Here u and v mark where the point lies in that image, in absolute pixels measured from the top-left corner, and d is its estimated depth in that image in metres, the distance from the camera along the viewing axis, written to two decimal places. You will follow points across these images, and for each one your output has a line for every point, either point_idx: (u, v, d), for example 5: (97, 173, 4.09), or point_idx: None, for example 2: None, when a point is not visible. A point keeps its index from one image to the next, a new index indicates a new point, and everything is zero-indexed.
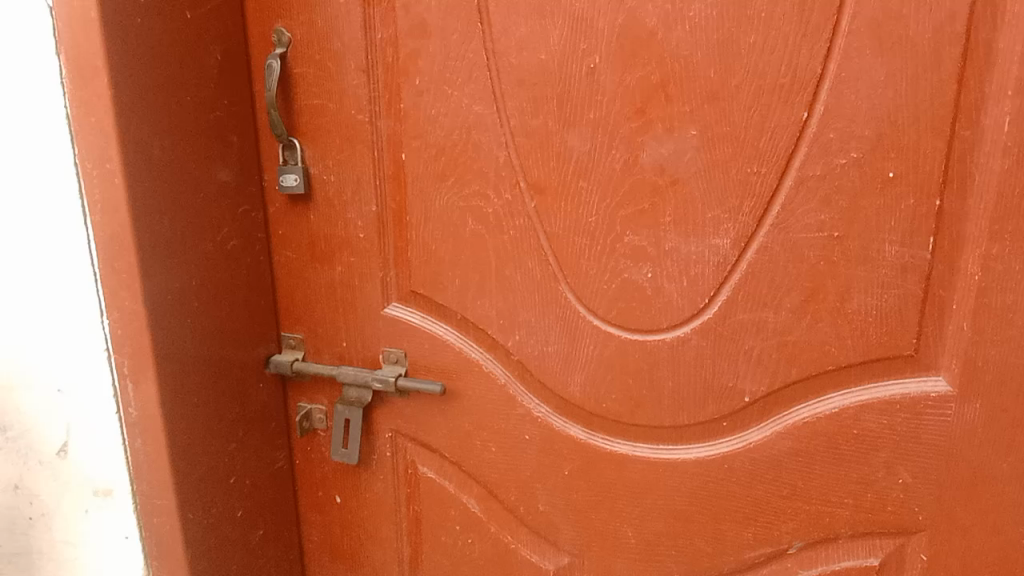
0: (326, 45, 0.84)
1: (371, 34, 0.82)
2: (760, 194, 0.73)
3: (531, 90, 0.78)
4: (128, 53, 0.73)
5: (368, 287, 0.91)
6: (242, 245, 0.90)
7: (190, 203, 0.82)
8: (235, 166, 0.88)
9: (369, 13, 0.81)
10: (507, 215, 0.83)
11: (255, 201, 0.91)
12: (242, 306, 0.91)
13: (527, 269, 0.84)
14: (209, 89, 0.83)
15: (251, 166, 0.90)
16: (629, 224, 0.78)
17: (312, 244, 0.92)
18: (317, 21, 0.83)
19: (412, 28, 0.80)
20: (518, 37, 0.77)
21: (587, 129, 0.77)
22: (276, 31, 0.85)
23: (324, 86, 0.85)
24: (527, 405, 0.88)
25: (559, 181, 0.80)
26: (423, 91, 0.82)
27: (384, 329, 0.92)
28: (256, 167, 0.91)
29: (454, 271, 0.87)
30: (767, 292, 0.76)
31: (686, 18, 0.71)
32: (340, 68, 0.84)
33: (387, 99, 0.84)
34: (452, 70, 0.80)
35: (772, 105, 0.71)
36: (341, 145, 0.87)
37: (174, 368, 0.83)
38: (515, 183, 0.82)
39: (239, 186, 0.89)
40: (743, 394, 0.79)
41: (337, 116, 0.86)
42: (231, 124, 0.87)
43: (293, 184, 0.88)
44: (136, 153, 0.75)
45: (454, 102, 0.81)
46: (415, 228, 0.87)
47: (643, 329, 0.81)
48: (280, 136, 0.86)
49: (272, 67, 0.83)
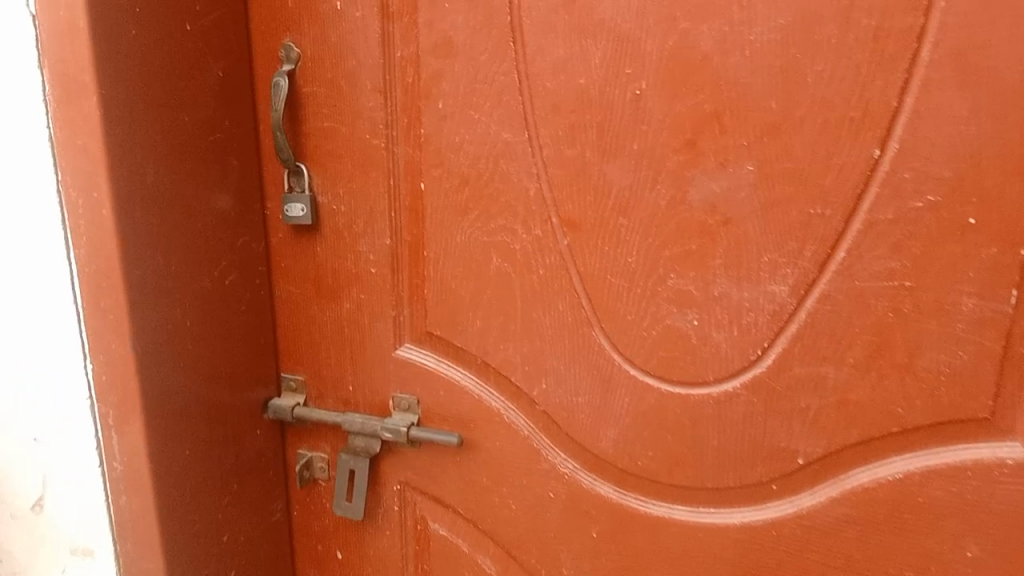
0: (339, 63, 0.76)
1: (390, 53, 0.75)
2: (823, 237, 0.66)
3: (567, 117, 0.71)
4: (120, 67, 0.65)
5: (379, 327, 0.83)
6: (242, 279, 0.82)
7: (186, 233, 0.74)
8: (237, 192, 0.80)
9: (388, 29, 0.74)
10: (537, 252, 0.75)
11: (258, 230, 0.83)
12: (240, 345, 0.83)
13: (557, 312, 0.76)
14: (209, 108, 0.75)
15: (254, 192, 0.82)
16: (674, 267, 0.71)
17: (318, 279, 0.84)
18: (330, 36, 0.76)
19: (435, 46, 0.73)
20: (555, 59, 0.69)
21: (629, 161, 0.70)
22: (284, 46, 0.77)
23: (336, 108, 0.78)
24: (552, 460, 0.80)
25: (595, 217, 0.72)
26: (447, 115, 0.74)
27: (396, 373, 0.84)
28: (259, 193, 0.83)
29: (474, 312, 0.79)
30: (828, 345, 0.69)
31: (745, 42, 0.64)
32: (355, 88, 0.76)
33: (406, 124, 0.76)
34: (479, 93, 0.73)
35: (840, 140, 0.64)
36: (354, 172, 0.79)
37: (164, 417, 0.74)
38: (546, 219, 0.74)
39: (240, 214, 0.81)
40: (796, 455, 0.72)
41: (350, 141, 0.78)
42: (233, 147, 0.79)
43: (300, 215, 0.81)
44: (127, 179, 0.67)
45: (481, 129, 0.74)
46: (433, 265, 0.79)
47: (686, 382, 0.73)
48: (287, 163, 0.78)
49: (280, 86, 0.76)
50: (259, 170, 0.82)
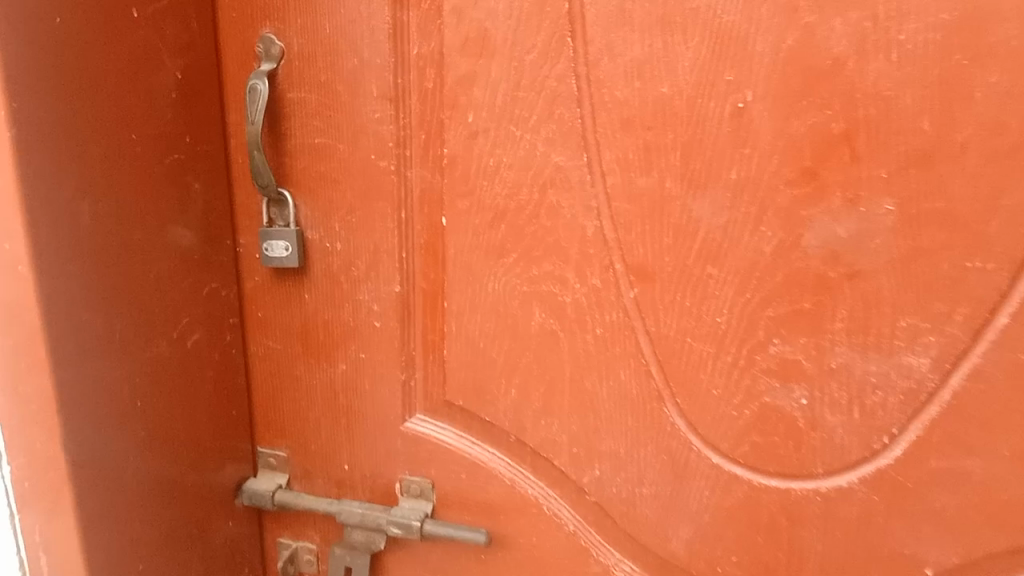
0: (336, 61, 0.59)
1: (402, 50, 0.57)
2: (981, 298, 0.51)
3: (641, 135, 0.54)
4: (42, 70, 0.46)
5: (383, 394, 0.66)
6: (209, 337, 0.64)
7: (138, 288, 0.56)
8: (201, 229, 0.62)
9: (402, 19, 0.57)
10: (593, 307, 0.58)
11: (228, 275, 0.65)
12: (206, 419, 0.66)
13: (617, 383, 0.59)
14: (165, 122, 0.57)
15: (223, 228, 0.64)
16: (777, 331, 0.54)
17: (306, 333, 0.67)
18: (323, 28, 0.58)
19: (465, 41, 0.56)
20: (628, 61, 0.53)
21: (723, 194, 0.53)
22: (262, 39, 0.60)
23: (332, 120, 0.60)
24: (604, 561, 0.64)
25: (673, 266, 0.55)
26: (479, 131, 0.57)
27: (403, 451, 0.67)
28: (230, 229, 0.65)
29: (507, 379, 0.62)
30: (976, 434, 0.53)
31: (892, 42, 0.48)
32: (359, 95, 0.59)
33: (423, 141, 0.59)
34: (523, 104, 0.56)
35: (1013, 174, 0.48)
36: (354, 202, 0.62)
37: (109, 528, 0.57)
38: (607, 265, 0.57)
39: (205, 257, 0.63)
40: (923, 565, 0.56)
41: (350, 163, 0.61)
42: (196, 172, 0.61)
43: (282, 254, 0.63)
44: (53, 223, 0.48)
45: (524, 149, 0.57)
46: (455, 319, 0.62)
47: (788, 474, 0.58)
48: (267, 189, 0.61)
49: (259, 93, 0.59)
50: (229, 200, 0.65)
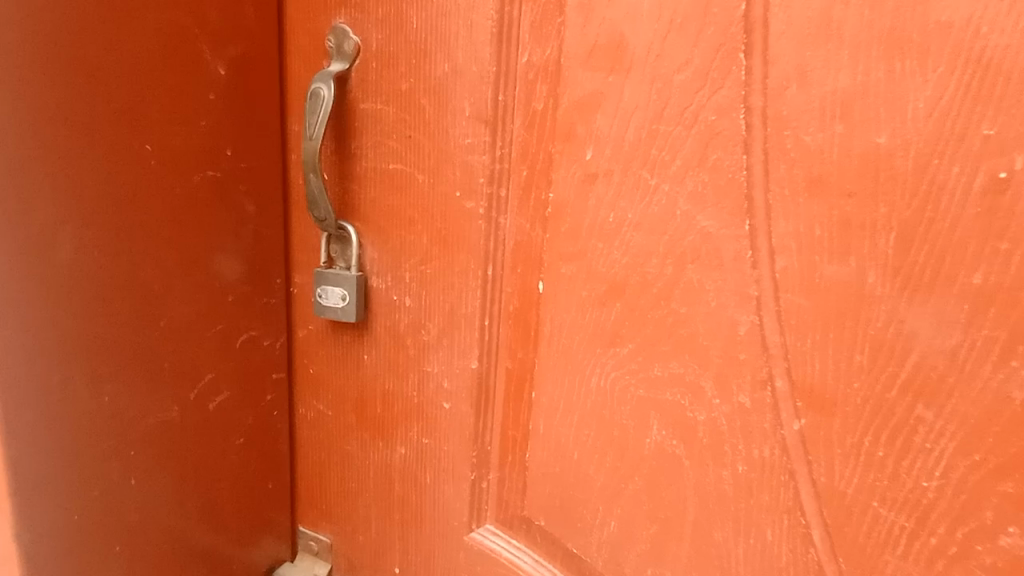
0: (422, 66, 0.44)
1: (507, 57, 0.42)
2: None
3: (835, 204, 0.36)
4: (10, 56, 0.35)
5: (446, 492, 0.52)
6: (240, 395, 0.52)
7: (143, 339, 0.44)
8: (243, 266, 0.50)
9: (510, 15, 0.42)
10: (736, 433, 0.41)
11: (276, 322, 0.53)
12: (232, 495, 0.53)
13: (759, 543, 0.42)
14: (196, 131, 0.45)
15: (276, 265, 0.52)
16: (1014, 516, 0.36)
17: (360, 403, 0.53)
18: (409, 21, 0.44)
19: (592, 49, 0.40)
20: (827, 94, 0.35)
21: (956, 305, 0.35)
22: (334, 32, 0.46)
23: (411, 142, 0.46)
24: None
25: (866, 397, 0.38)
26: (599, 174, 0.42)
27: (466, 567, 0.52)
28: (284, 266, 0.53)
29: (605, 506, 0.46)
30: None
31: None
32: (447, 112, 0.45)
33: (524, 180, 0.44)
34: (664, 143, 0.40)
35: None
36: (431, 248, 0.48)
37: None
38: (762, 381, 0.40)
39: (245, 300, 0.51)
40: None
41: (430, 199, 0.47)
42: (241, 194, 0.49)
43: (338, 304, 0.50)
44: (16, 256, 0.37)
45: (658, 205, 0.40)
46: (545, 416, 0.47)
47: None
48: (324, 222, 0.48)
49: (322, 99, 0.45)
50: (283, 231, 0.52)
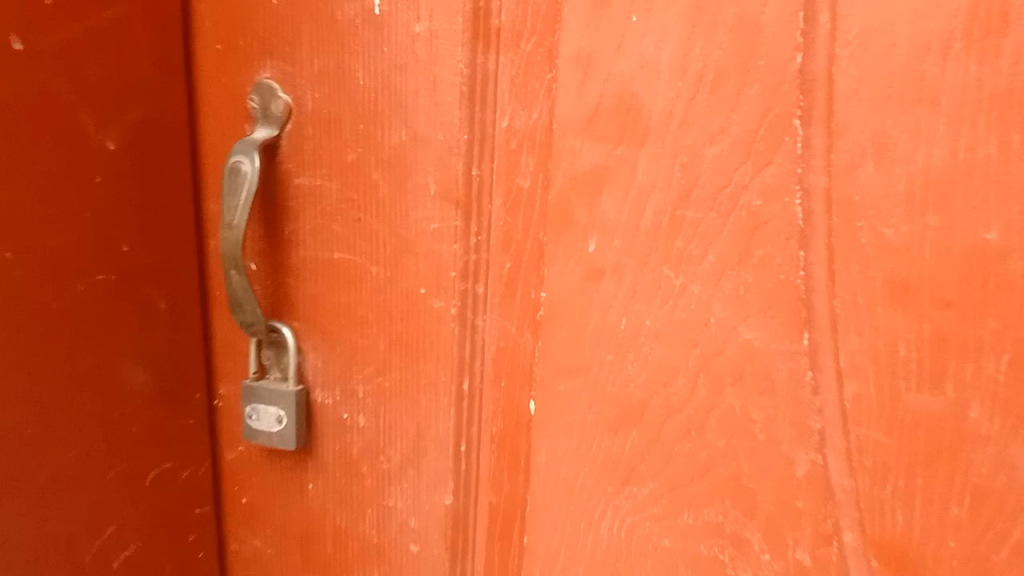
0: (372, 131, 0.34)
1: (481, 121, 0.33)
2: None
3: (925, 315, 0.28)
4: None
5: None
6: (154, 543, 0.41)
7: (11, 497, 0.34)
8: (152, 385, 0.39)
9: (484, 68, 0.32)
10: None
11: (197, 447, 0.43)
12: None
13: None
14: (80, 224, 0.35)
15: (197, 377, 0.42)
16: None
17: (305, 542, 0.42)
18: (354, 74, 0.34)
19: (593, 113, 0.31)
20: (916, 175, 0.27)
21: None
22: (258, 88, 0.36)
23: (360, 226, 0.36)
24: None
25: (963, 560, 0.29)
26: (607, 270, 0.32)
27: None
28: (206, 378, 0.42)
29: None
30: None
31: None
32: (405, 190, 0.35)
33: (507, 273, 0.34)
34: (692, 234, 0.30)
35: None
36: (389, 356, 0.37)
37: None
38: (827, 534, 0.31)
39: (157, 426, 0.40)
40: None
41: (386, 296, 0.37)
42: (147, 297, 0.38)
43: (273, 429, 0.39)
44: None
45: (686, 309, 0.31)
46: (540, 564, 0.37)
47: None
48: (252, 327, 0.38)
49: (244, 177, 0.35)
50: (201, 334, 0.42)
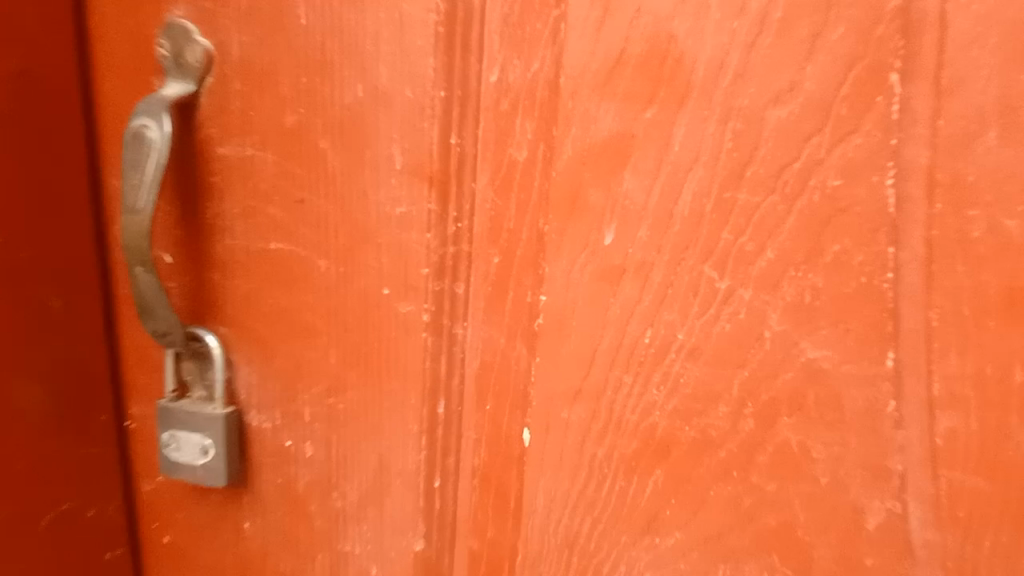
0: (318, 86, 0.26)
1: (463, 74, 0.25)
2: None
3: None
4: None
5: None
6: None
7: None
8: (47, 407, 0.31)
9: (467, 4, 0.25)
10: None
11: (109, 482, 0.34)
12: None
13: None
14: None
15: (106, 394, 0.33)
16: None
17: None
18: (294, 11, 0.26)
19: (617, 62, 0.23)
20: None
21: None
22: (168, 30, 0.28)
23: (304, 209, 0.28)
24: None
25: None
26: (629, 268, 0.25)
27: None
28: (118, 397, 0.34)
29: None
30: None
31: None
32: (362, 163, 0.27)
33: (495, 271, 0.27)
34: (744, 223, 0.23)
35: None
36: (344, 372, 0.30)
37: None
38: None
39: (55, 457, 0.32)
40: None
41: (339, 298, 0.29)
42: (35, 296, 0.30)
43: (196, 461, 0.31)
44: None
45: (733, 320, 0.24)
46: None
47: None
48: (166, 337, 0.30)
49: (149, 145, 0.27)
50: (109, 344, 0.33)
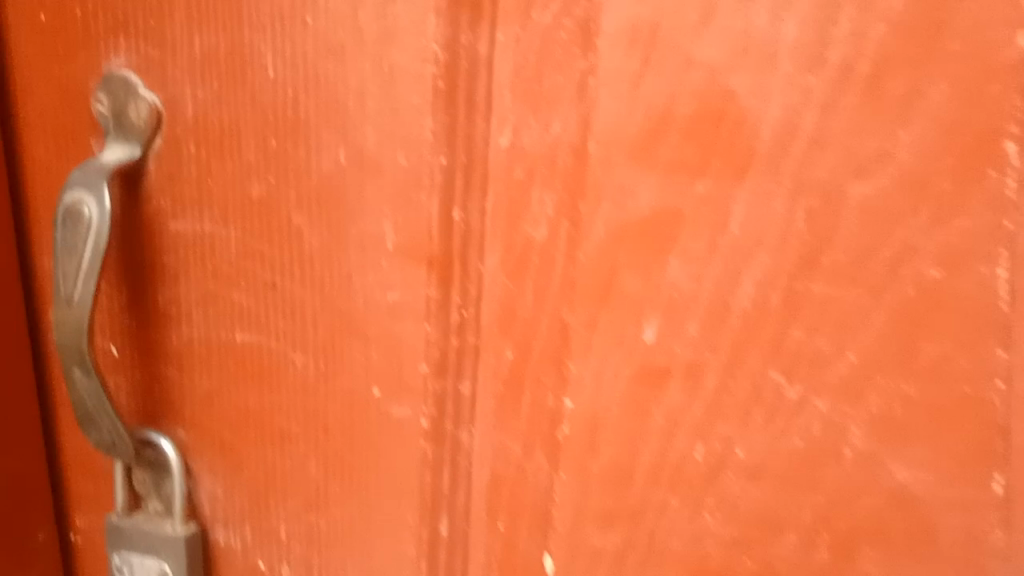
0: (291, 151, 0.22)
1: (467, 137, 0.21)
2: None
3: None
4: None
5: None
6: None
7: None
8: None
9: (472, 52, 0.20)
10: None
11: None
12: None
13: None
14: None
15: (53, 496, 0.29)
16: None
17: None
18: (259, 61, 0.21)
19: (660, 124, 0.19)
20: None
21: None
22: (107, 83, 0.23)
23: (275, 296, 0.24)
24: None
25: None
26: (675, 372, 0.20)
27: None
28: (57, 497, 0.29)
29: None
30: None
31: None
32: (345, 242, 0.22)
33: (507, 369, 0.22)
34: (820, 320, 0.19)
35: None
36: (325, 485, 0.25)
37: None
38: None
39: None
40: None
41: (318, 400, 0.24)
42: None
43: None
44: None
45: (805, 435, 0.20)
46: None
47: None
48: (113, 449, 0.25)
49: (86, 224, 0.22)
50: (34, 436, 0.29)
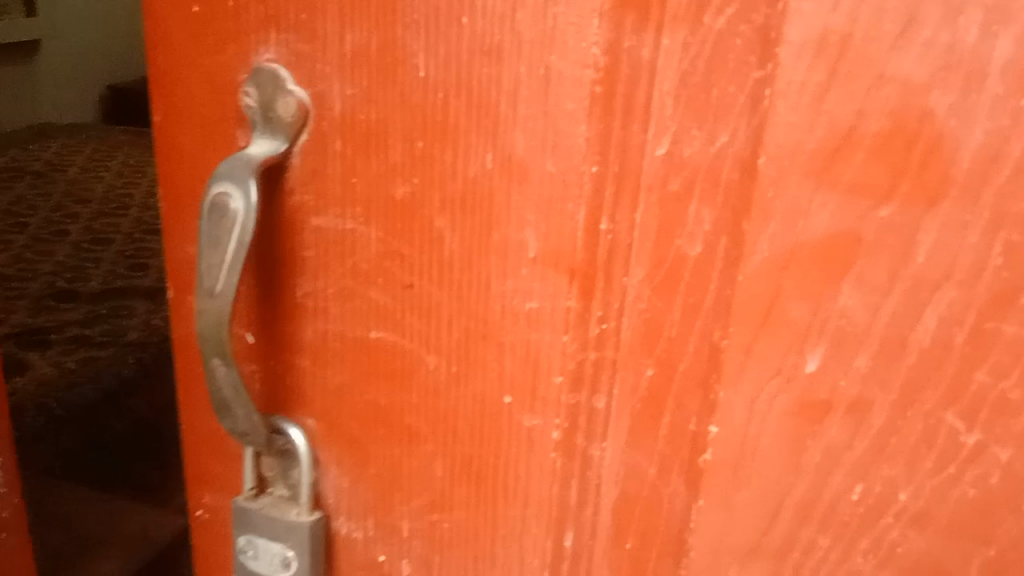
0: (438, 153, 0.21)
1: (622, 145, 0.20)
2: None
3: None
4: None
5: None
6: None
7: None
8: (158, 418, 0.99)
9: (633, 57, 0.19)
10: None
11: (123, 429, 0.95)
12: None
13: None
14: None
15: (152, 387, 0.96)
16: None
17: None
18: (411, 60, 0.21)
19: (843, 143, 0.18)
20: None
21: None
22: (256, 76, 0.23)
23: (411, 296, 0.23)
24: None
25: None
26: (838, 407, 0.19)
27: None
28: (160, 395, 0.97)
29: None
30: None
31: None
32: (487, 248, 0.21)
33: (647, 386, 0.22)
34: (1010, 364, 0.18)
35: None
36: (450, 488, 0.25)
37: None
38: None
39: (159, 456, 0.98)
40: None
41: (446, 403, 0.24)
42: (153, 335, 0.98)
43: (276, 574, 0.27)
44: None
45: (980, 484, 0.19)
46: None
47: None
48: (246, 437, 0.25)
49: (232, 218, 0.22)
50: (151, 355, 0.95)
